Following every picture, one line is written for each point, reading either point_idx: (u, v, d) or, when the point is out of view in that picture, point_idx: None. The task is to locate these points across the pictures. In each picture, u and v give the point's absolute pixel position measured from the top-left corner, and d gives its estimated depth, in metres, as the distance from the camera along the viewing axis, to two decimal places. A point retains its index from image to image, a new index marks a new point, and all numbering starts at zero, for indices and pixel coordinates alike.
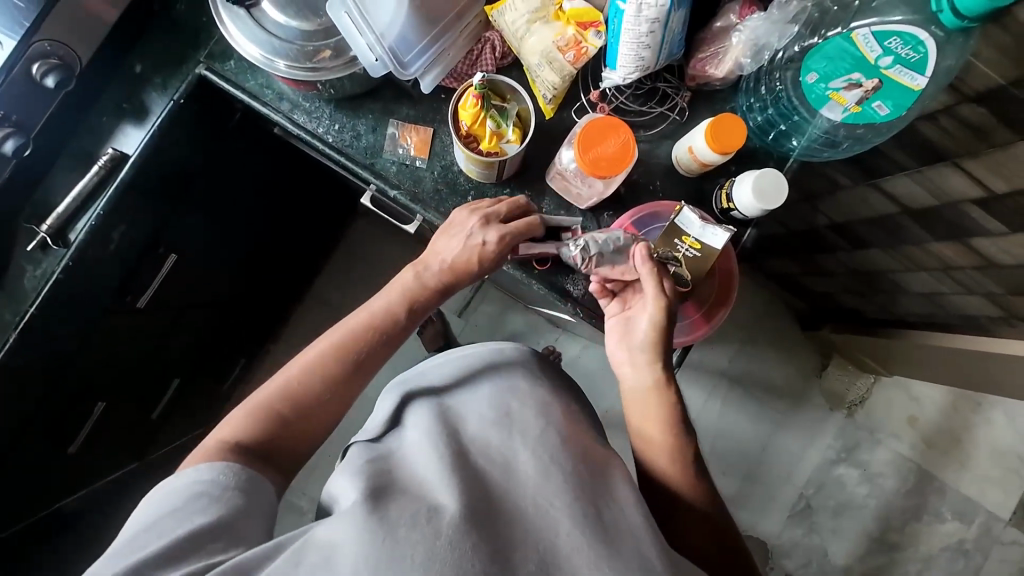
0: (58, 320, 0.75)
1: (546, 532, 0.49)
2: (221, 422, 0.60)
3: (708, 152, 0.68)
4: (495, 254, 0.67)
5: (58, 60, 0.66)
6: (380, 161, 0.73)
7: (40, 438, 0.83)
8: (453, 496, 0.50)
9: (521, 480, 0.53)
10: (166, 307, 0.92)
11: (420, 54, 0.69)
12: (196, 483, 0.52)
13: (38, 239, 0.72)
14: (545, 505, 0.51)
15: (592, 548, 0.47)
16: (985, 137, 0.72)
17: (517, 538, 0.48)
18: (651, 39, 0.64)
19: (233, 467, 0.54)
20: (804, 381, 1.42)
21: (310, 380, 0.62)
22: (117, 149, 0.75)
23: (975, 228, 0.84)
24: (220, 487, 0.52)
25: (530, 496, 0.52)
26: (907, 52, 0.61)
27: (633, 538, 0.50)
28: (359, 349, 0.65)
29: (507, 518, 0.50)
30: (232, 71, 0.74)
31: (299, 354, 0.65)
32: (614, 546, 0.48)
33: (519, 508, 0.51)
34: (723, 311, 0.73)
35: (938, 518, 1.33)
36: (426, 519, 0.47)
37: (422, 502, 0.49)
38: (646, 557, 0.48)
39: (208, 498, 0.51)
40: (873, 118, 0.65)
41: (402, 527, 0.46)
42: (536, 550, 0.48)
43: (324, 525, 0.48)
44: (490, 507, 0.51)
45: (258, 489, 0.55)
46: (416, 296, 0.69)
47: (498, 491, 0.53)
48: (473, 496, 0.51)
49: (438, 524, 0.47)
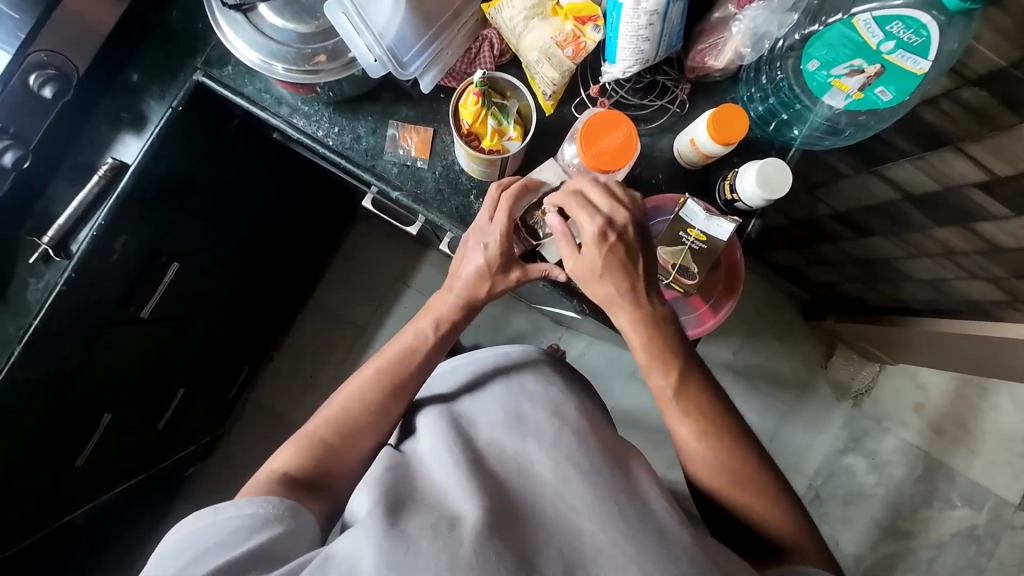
0: (63, 331, 0.74)
1: (569, 534, 0.49)
2: (273, 455, 0.60)
3: (711, 143, 0.67)
4: (501, 254, 0.65)
5: (54, 70, 0.66)
6: (381, 163, 0.73)
7: (45, 451, 0.82)
8: (470, 504, 0.50)
9: (539, 484, 0.53)
10: (168, 317, 0.91)
11: (418, 53, 0.68)
12: (238, 517, 0.51)
13: (41, 251, 0.71)
14: (566, 506, 0.51)
15: (618, 548, 0.47)
16: (986, 121, 0.72)
17: (541, 541, 0.48)
18: (650, 32, 0.64)
19: (274, 499, 0.54)
20: (810, 371, 1.41)
21: (354, 407, 0.63)
22: (117, 158, 0.75)
23: (978, 211, 0.83)
24: (261, 520, 0.52)
25: (550, 499, 0.52)
26: (909, 36, 0.61)
27: (658, 529, 0.49)
28: (396, 373, 0.65)
29: (529, 523, 0.50)
30: (230, 76, 0.74)
31: (344, 385, 0.65)
32: (640, 543, 0.48)
33: (540, 511, 0.51)
34: (731, 302, 0.73)
35: (948, 504, 1.33)
36: (446, 530, 0.47)
37: (440, 512, 0.49)
38: (675, 547, 0.48)
39: (248, 533, 0.50)
40: (874, 104, 0.65)
41: (423, 539, 0.45)
42: (561, 554, 0.47)
43: (344, 539, 0.47)
44: (512, 513, 0.50)
45: (303, 523, 0.54)
46: (442, 316, 0.68)
47: (517, 497, 0.53)
48: (493, 503, 0.50)
49: (459, 534, 0.46)
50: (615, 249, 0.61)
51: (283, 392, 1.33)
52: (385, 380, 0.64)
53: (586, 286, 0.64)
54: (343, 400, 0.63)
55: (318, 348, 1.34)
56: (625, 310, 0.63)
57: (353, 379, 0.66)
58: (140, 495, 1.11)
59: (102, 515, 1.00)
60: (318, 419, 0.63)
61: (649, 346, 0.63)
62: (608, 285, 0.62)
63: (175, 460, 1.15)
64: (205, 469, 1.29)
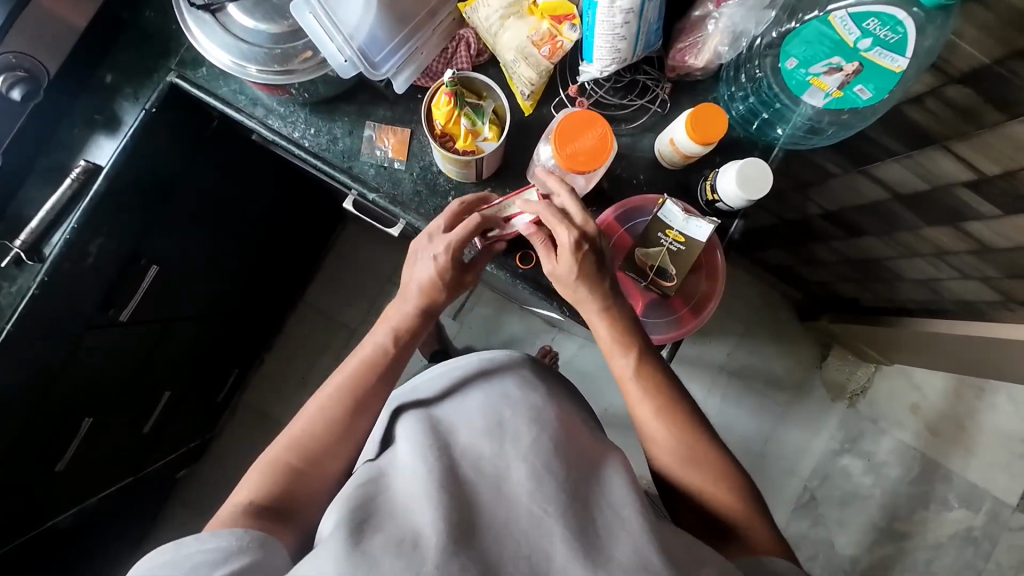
0: (39, 335, 0.74)
1: (539, 542, 0.48)
2: (236, 490, 0.59)
3: (690, 144, 0.66)
4: (449, 265, 0.65)
5: (25, 72, 0.65)
6: (358, 164, 0.72)
7: (26, 454, 0.82)
8: (439, 515, 0.48)
9: (512, 491, 0.52)
10: (149, 320, 0.90)
11: (391, 53, 0.68)
12: (202, 552, 0.49)
13: (12, 255, 0.71)
14: (539, 514, 0.50)
15: (588, 558, 0.46)
16: (973, 119, 0.71)
17: (510, 552, 0.47)
18: (626, 31, 0.63)
19: (239, 531, 0.52)
20: (804, 372, 1.40)
21: (315, 426, 0.63)
22: (90, 161, 0.74)
23: (967, 210, 0.82)
24: (225, 554, 0.49)
25: (524, 505, 0.50)
26: (885, 33, 0.60)
27: (630, 538, 0.49)
28: (358, 386, 0.65)
29: (497, 532, 0.49)
30: (204, 78, 0.73)
31: (307, 404, 0.65)
32: (610, 550, 0.47)
33: (512, 519, 0.50)
34: (714, 304, 0.72)
35: (945, 506, 1.31)
36: (411, 546, 0.46)
37: (407, 527, 0.48)
38: (644, 556, 0.48)
39: (209, 570, 0.48)
40: (854, 103, 0.63)
41: (387, 558, 0.44)
42: (529, 563, 0.47)
43: (308, 559, 0.46)
44: (481, 523, 0.49)
45: (272, 552, 0.52)
46: (399, 325, 0.69)
47: (489, 504, 0.51)
48: (463, 513, 0.49)
49: (424, 550, 0.46)
50: (587, 260, 0.62)
51: (274, 394, 1.32)
52: (358, 387, 0.65)
53: (558, 285, 0.66)
54: (319, 405, 0.64)
55: (309, 350, 1.34)
56: (588, 310, 0.65)
57: (315, 397, 0.66)
58: (127, 498, 1.10)
59: (86, 518, 0.99)
60: (282, 441, 0.62)
61: (614, 337, 0.65)
62: (578, 287, 0.63)
63: (162, 463, 1.15)
64: (196, 471, 1.29)
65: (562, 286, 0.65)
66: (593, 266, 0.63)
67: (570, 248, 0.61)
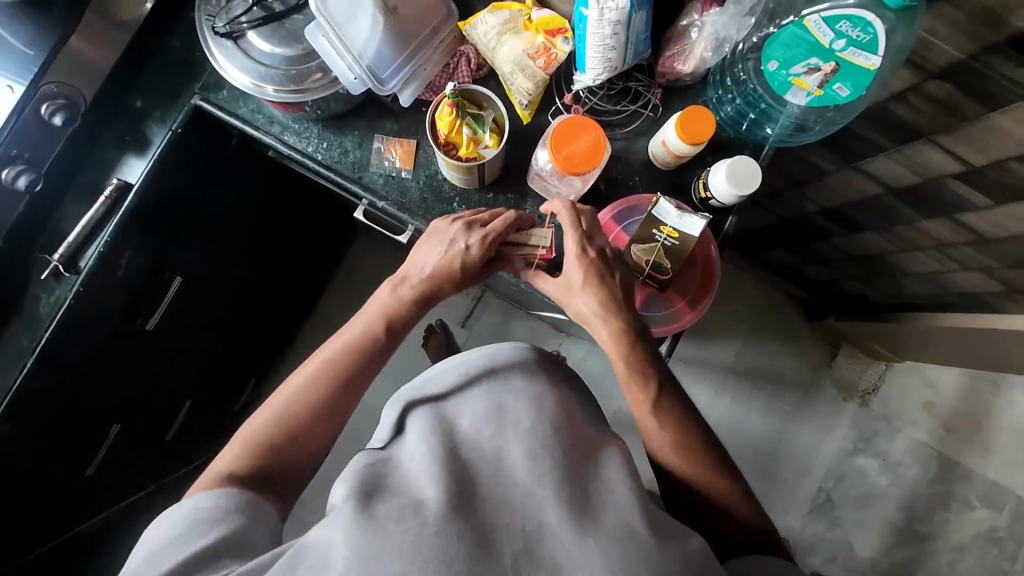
0: (71, 345, 0.79)
1: (535, 513, 0.50)
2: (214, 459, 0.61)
3: (680, 144, 0.70)
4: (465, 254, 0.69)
5: (65, 100, 0.74)
6: (368, 174, 0.76)
7: (61, 458, 0.86)
8: (438, 488, 0.51)
9: (510, 468, 0.54)
10: (173, 329, 0.95)
11: (397, 70, 0.73)
12: (199, 510, 0.55)
13: (51, 267, 0.76)
14: (534, 487, 0.52)
15: (579, 528, 0.48)
16: (956, 112, 0.73)
17: (503, 521, 0.49)
18: (615, 41, 0.67)
19: (230, 492, 0.56)
20: (814, 370, 1.40)
21: (294, 405, 0.64)
22: (122, 179, 0.80)
23: (962, 203, 0.84)
24: (219, 512, 0.54)
25: (521, 481, 0.53)
26: (857, 34, 0.64)
27: (620, 515, 0.51)
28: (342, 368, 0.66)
29: (493, 504, 0.51)
30: (225, 99, 0.78)
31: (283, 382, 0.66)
32: (599, 521, 0.50)
33: (509, 491, 0.52)
34: (709, 298, 0.75)
35: (966, 505, 1.30)
36: (411, 513, 0.48)
37: (408, 497, 0.51)
38: (629, 524, 0.50)
39: (208, 524, 0.53)
40: (835, 100, 0.66)
41: (389, 524, 0.47)
42: (523, 531, 0.49)
43: (318, 530, 0.49)
44: (479, 495, 0.52)
45: (263, 511, 0.57)
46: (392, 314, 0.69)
47: (487, 480, 0.53)
48: (461, 485, 0.52)
49: (424, 516, 0.48)
50: (597, 262, 0.67)
51: None
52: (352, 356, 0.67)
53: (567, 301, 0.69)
54: (281, 400, 0.64)
55: None
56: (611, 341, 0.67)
57: (296, 376, 0.66)
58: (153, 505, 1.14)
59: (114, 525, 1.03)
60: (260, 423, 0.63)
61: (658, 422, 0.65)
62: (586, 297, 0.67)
63: (184, 473, 1.18)
64: None
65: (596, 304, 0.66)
66: (602, 267, 0.67)
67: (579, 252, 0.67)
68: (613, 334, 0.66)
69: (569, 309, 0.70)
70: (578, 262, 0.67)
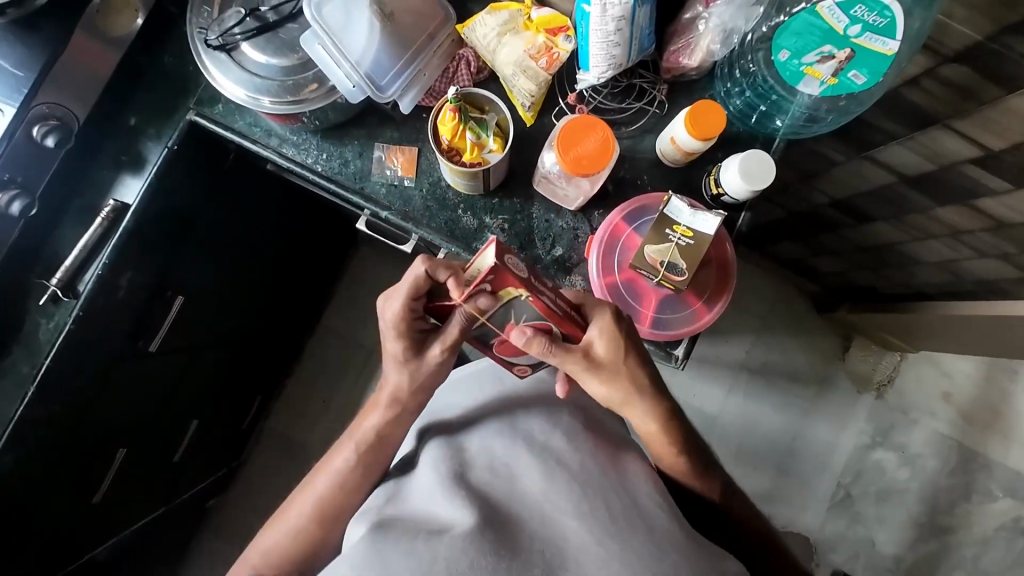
0: (72, 372, 0.77)
1: (553, 536, 0.48)
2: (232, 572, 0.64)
3: (690, 140, 0.68)
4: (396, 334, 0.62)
5: (56, 120, 0.72)
6: (369, 185, 0.74)
7: (67, 486, 0.84)
8: (451, 513, 0.50)
9: (525, 486, 0.52)
10: (177, 350, 0.93)
11: (396, 76, 0.71)
12: None
13: (50, 293, 0.74)
14: (550, 507, 0.50)
15: (601, 546, 0.47)
16: (971, 97, 0.71)
17: (522, 545, 0.48)
18: (620, 37, 0.65)
19: None
20: (828, 365, 1.37)
21: (289, 533, 0.63)
22: (118, 200, 0.78)
23: (978, 188, 0.82)
24: None
25: (536, 500, 0.51)
26: (874, 18, 0.61)
27: (648, 531, 0.49)
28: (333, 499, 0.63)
29: (509, 525, 0.49)
30: (221, 114, 0.77)
31: (291, 498, 0.66)
32: (625, 540, 0.47)
33: (523, 513, 0.50)
34: (726, 295, 0.72)
35: (989, 496, 1.27)
36: (423, 541, 0.47)
37: (421, 527, 0.49)
38: (656, 545, 0.48)
39: None
40: (851, 88, 0.64)
41: (400, 559, 0.46)
42: (543, 556, 0.47)
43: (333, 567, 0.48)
44: (494, 515, 0.49)
45: None
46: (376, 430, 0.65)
47: (503, 503, 0.51)
48: (476, 504, 0.50)
49: (436, 547, 0.47)
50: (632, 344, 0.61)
51: (298, 420, 1.34)
52: (341, 478, 0.63)
53: (589, 381, 0.61)
54: (281, 530, 0.63)
55: (329, 373, 1.36)
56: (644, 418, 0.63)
57: (298, 501, 0.65)
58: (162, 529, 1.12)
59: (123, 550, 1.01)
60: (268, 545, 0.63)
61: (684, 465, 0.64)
62: (622, 380, 0.61)
63: (192, 493, 1.16)
64: (224, 500, 1.30)
65: (633, 388, 0.61)
66: (639, 349, 0.61)
67: (618, 333, 0.59)
68: (644, 417, 0.63)
69: (587, 385, 0.62)
70: (613, 350, 0.59)
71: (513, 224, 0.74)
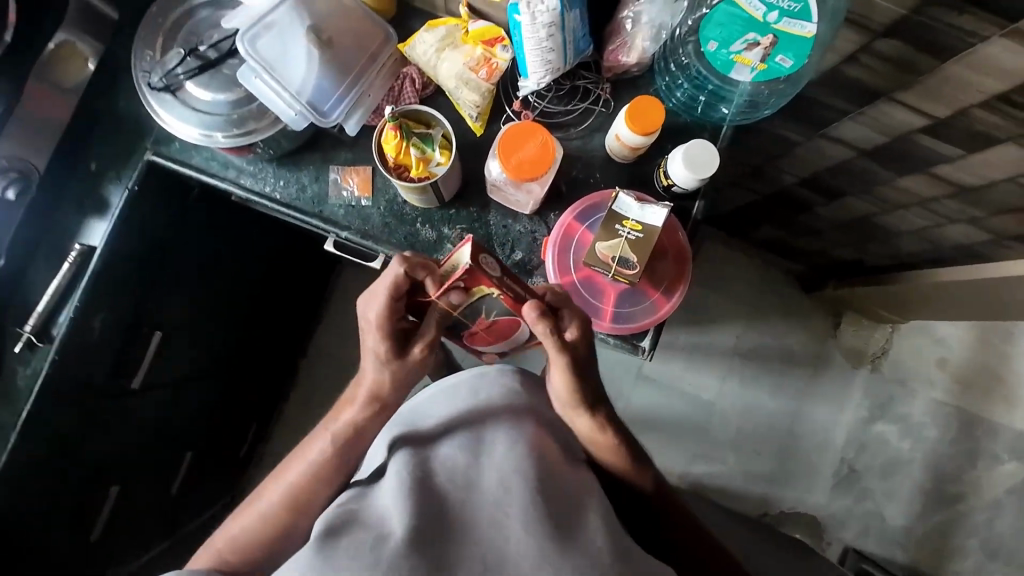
0: (50, 415, 0.79)
1: (495, 540, 0.50)
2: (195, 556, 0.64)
3: (633, 136, 0.69)
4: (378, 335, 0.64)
5: (16, 173, 0.76)
6: (328, 208, 0.76)
7: (61, 525, 0.87)
8: (402, 520, 0.50)
9: (481, 495, 0.53)
10: (160, 385, 0.94)
11: (338, 100, 0.73)
12: None
13: (25, 339, 0.77)
14: (500, 515, 0.51)
15: (539, 555, 0.48)
16: (908, 69, 0.72)
17: (465, 551, 0.49)
18: (553, 42, 0.67)
19: None
20: (820, 343, 1.37)
21: (252, 525, 0.64)
22: (84, 243, 0.80)
23: (933, 156, 0.83)
24: None
25: (487, 510, 0.52)
26: (789, 4, 0.63)
27: (588, 541, 0.51)
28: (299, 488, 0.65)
29: (459, 533, 0.50)
30: (177, 151, 0.79)
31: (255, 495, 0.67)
32: (564, 548, 0.49)
33: (473, 519, 0.51)
34: (682, 287, 0.74)
35: (995, 460, 1.27)
36: (369, 550, 0.48)
37: (370, 533, 0.50)
38: (594, 552, 0.50)
39: None
40: (779, 72, 0.66)
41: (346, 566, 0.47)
42: (483, 560, 0.49)
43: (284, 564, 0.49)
44: (444, 524, 0.51)
45: None
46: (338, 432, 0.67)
47: (456, 510, 0.52)
48: (427, 514, 0.51)
49: (382, 553, 0.48)
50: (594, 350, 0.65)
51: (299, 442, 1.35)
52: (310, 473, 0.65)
53: (559, 375, 0.61)
54: (241, 526, 0.64)
55: (325, 393, 1.37)
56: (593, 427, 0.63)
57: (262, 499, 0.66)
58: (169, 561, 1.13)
59: None
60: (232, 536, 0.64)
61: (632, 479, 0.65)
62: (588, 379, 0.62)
63: (197, 523, 1.18)
64: None
65: (596, 390, 0.63)
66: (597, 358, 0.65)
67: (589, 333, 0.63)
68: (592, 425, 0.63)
69: (555, 379, 0.62)
70: (586, 344, 0.62)
71: (471, 232, 0.75)
